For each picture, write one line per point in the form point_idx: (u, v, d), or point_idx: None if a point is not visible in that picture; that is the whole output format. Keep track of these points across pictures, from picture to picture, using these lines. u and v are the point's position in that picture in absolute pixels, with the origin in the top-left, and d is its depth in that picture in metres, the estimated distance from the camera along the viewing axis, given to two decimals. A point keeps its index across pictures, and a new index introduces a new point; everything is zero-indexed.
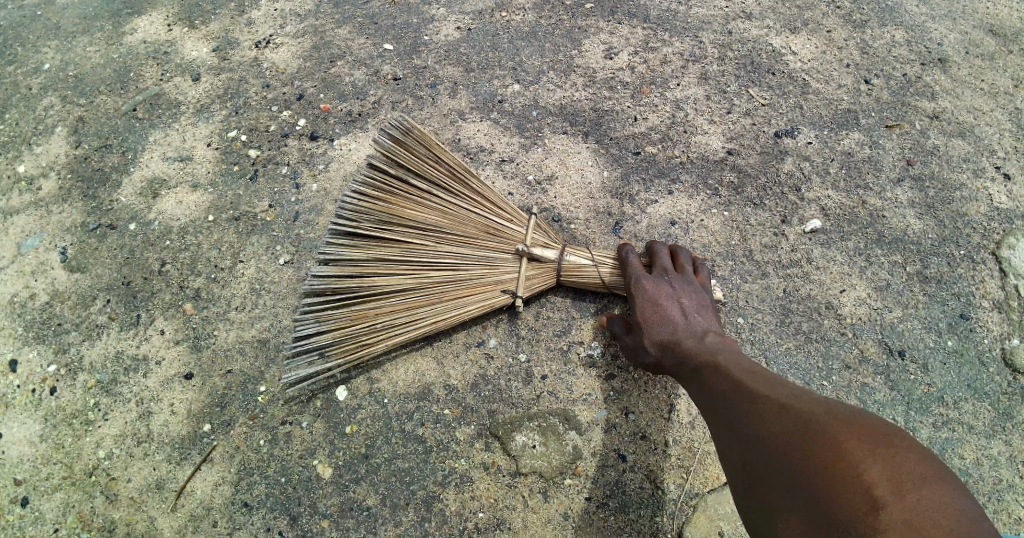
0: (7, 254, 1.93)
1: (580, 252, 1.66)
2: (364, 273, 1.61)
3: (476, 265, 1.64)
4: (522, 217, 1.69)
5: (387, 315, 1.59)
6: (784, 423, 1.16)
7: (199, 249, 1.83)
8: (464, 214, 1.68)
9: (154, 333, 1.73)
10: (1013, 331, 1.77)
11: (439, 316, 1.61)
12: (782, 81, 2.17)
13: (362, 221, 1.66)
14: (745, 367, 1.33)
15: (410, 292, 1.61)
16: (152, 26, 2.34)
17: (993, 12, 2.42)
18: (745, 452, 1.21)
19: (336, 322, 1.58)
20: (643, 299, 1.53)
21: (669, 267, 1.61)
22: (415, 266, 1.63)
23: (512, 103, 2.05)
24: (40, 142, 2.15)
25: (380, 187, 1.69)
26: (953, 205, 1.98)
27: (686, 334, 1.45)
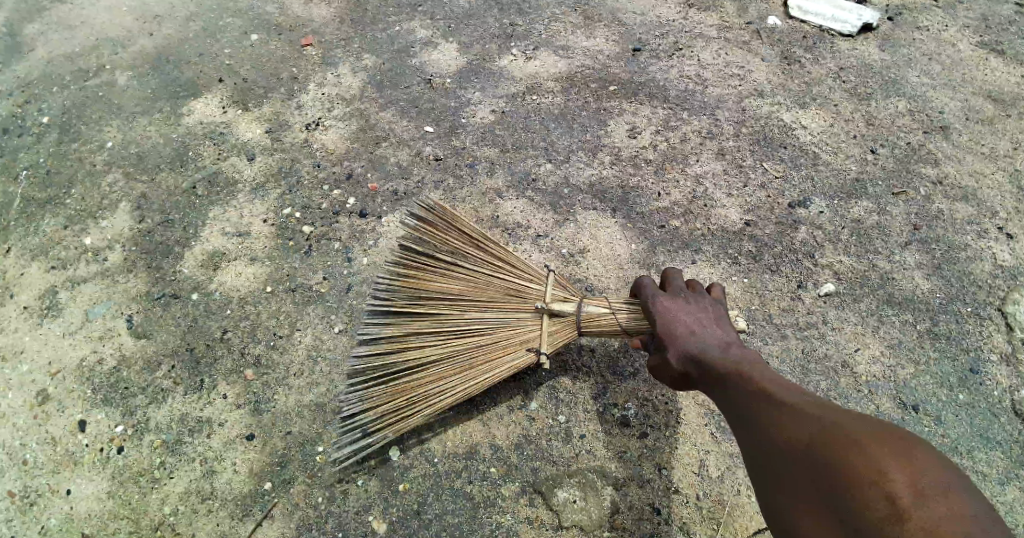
0: (76, 320, 2.09)
1: (597, 302, 1.73)
2: (402, 349, 1.72)
3: (506, 328, 1.74)
4: (541, 276, 1.81)
5: (428, 384, 1.69)
6: (803, 427, 1.20)
7: (259, 318, 1.99)
8: (489, 280, 1.80)
9: (217, 397, 1.87)
10: (1020, 382, 1.89)
11: (476, 379, 1.70)
12: (794, 154, 2.35)
13: (396, 298, 1.78)
14: (763, 375, 1.37)
15: (446, 359, 1.72)
16: (207, 108, 2.56)
17: (990, 78, 2.65)
18: (765, 455, 1.26)
19: (382, 399, 1.68)
20: (661, 318, 1.59)
21: (683, 286, 1.66)
22: (449, 335, 1.74)
23: (545, 182, 2.22)
24: (104, 215, 2.33)
25: (410, 266, 1.83)
26: (959, 264, 2.12)
27: (707, 349, 1.49)
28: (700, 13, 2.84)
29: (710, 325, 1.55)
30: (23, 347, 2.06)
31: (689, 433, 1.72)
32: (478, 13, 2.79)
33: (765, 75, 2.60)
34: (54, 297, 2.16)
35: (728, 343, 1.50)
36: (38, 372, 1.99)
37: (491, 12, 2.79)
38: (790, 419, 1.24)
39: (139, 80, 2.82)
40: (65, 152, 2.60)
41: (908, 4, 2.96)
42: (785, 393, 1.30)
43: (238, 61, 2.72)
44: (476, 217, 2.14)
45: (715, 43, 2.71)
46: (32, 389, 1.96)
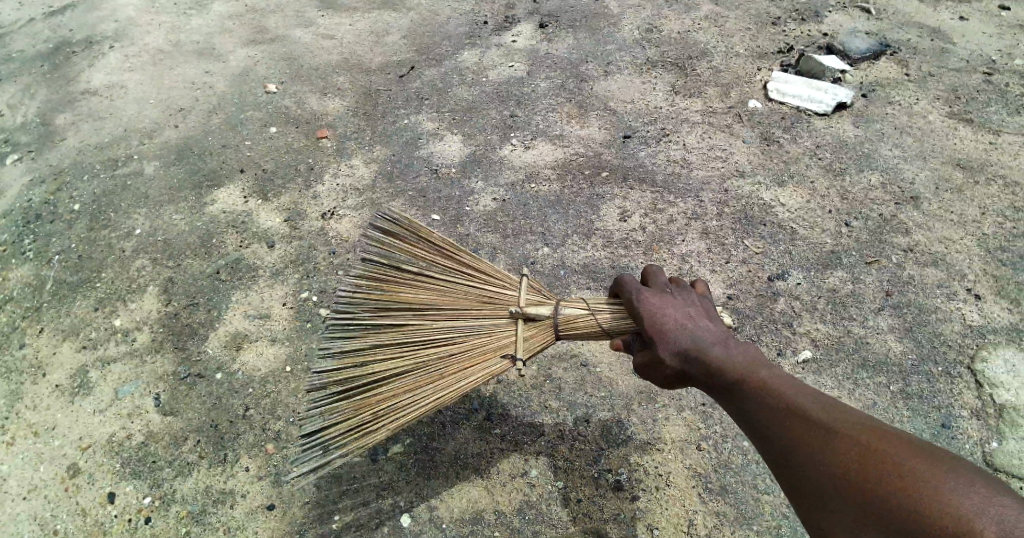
0: (107, 398, 2.25)
1: (574, 304, 1.74)
2: (364, 360, 1.74)
3: (477, 335, 1.77)
4: (514, 282, 1.84)
5: (392, 397, 1.71)
6: (822, 439, 1.24)
7: (278, 395, 2.16)
8: (459, 289, 1.85)
9: (240, 469, 2.01)
10: (991, 435, 2.03)
11: (444, 389, 1.72)
12: (773, 230, 2.56)
13: (357, 310, 1.80)
14: (769, 374, 1.38)
15: (412, 371, 1.74)
16: (229, 198, 2.84)
17: (960, 147, 2.89)
18: (779, 456, 1.30)
19: (342, 415, 1.70)
20: (646, 313, 1.57)
21: (666, 281, 1.65)
22: (414, 346, 1.76)
23: (544, 264, 2.42)
24: (133, 299, 2.52)
25: (374, 278, 1.87)
26: (930, 326, 2.29)
27: (698, 343, 1.47)
28: (685, 99, 3.11)
29: (699, 319, 1.54)
30: (55, 423, 2.21)
31: (679, 495, 1.86)
32: (480, 106, 3.11)
33: (745, 156, 2.84)
34: (85, 376, 2.32)
35: (719, 335, 1.48)
36: (70, 447, 2.14)
37: (492, 105, 3.11)
38: (807, 427, 1.27)
39: (165, 170, 3.06)
40: (95, 238, 2.80)
41: (878, 81, 3.24)
42: (795, 396, 1.32)
43: (258, 152, 3.04)
44: None
45: (699, 127, 2.97)
46: (63, 464, 2.11)
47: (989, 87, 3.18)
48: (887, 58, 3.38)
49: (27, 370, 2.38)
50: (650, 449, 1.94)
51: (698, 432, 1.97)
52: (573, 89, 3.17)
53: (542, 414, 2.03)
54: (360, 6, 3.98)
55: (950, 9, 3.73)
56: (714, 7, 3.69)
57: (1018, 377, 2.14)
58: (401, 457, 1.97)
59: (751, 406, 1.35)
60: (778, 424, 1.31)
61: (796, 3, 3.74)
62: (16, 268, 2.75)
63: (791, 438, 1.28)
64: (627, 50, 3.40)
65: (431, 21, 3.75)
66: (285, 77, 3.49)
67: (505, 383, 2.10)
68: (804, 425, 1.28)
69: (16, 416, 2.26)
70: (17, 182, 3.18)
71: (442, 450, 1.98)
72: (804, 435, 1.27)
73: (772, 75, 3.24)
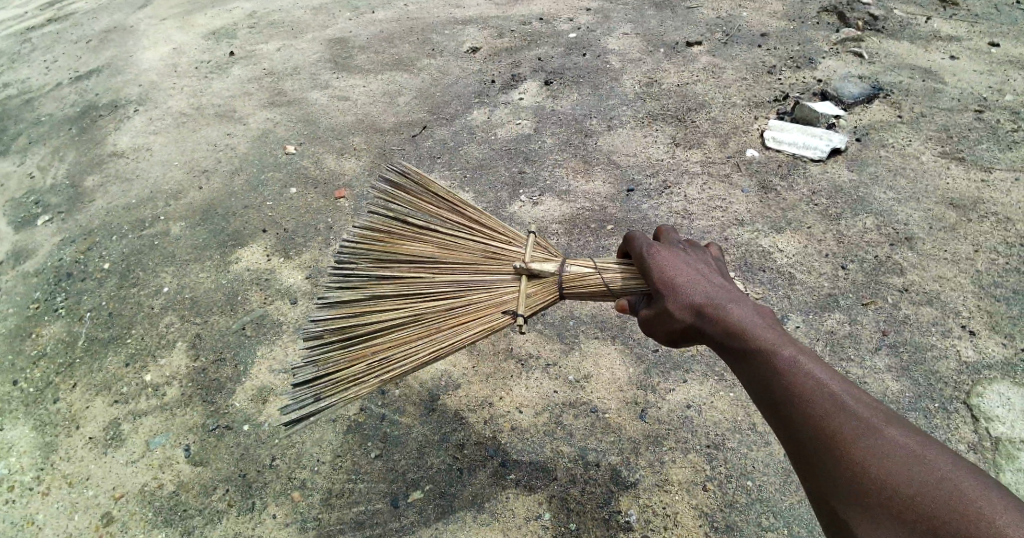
0: (138, 449, 2.37)
1: (580, 263, 1.75)
2: (364, 310, 1.81)
3: (476, 289, 1.81)
4: (521, 239, 1.88)
5: (387, 348, 1.77)
6: (838, 417, 1.23)
7: (303, 446, 2.26)
8: (462, 243, 1.91)
9: (267, 517, 2.11)
10: (989, 468, 2.10)
11: (441, 344, 1.77)
12: (771, 276, 2.68)
13: (361, 261, 1.88)
14: (787, 339, 1.35)
15: (409, 323, 1.80)
16: (253, 257, 3.03)
17: (952, 186, 3.03)
18: (782, 416, 1.29)
19: (337, 365, 1.76)
20: (658, 266, 1.53)
21: (678, 239, 1.63)
22: (413, 298, 1.82)
23: (553, 315, 2.54)
24: (163, 354, 2.66)
25: (380, 229, 1.94)
26: (926, 364, 2.38)
27: (713, 299, 1.43)
28: (685, 150, 3.28)
29: (712, 277, 1.51)
30: (89, 474, 2.33)
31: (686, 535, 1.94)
32: (489, 164, 3.29)
33: (744, 205, 2.98)
34: (117, 429, 2.45)
35: (736, 295, 1.44)
36: (104, 496, 2.25)
37: (501, 162, 3.29)
38: (823, 401, 1.25)
39: (191, 230, 3.24)
40: (124, 296, 2.95)
41: (872, 124, 3.40)
42: (815, 367, 1.29)
43: (280, 212, 3.25)
44: (494, 350, 2.45)
45: (699, 177, 3.12)
46: (97, 513, 2.22)
47: (980, 125, 3.34)
48: (879, 101, 3.55)
49: (62, 424, 2.51)
50: (658, 492, 2.03)
51: (704, 473, 2.06)
52: (579, 144, 3.35)
53: (555, 459, 2.13)
54: (375, 67, 4.23)
55: (941, 50, 3.93)
56: (711, 60, 3.89)
57: (1012, 411, 2.22)
58: (420, 503, 2.07)
59: (765, 367, 1.32)
60: (793, 390, 1.28)
61: (790, 51, 3.94)
62: (49, 325, 2.90)
63: (802, 404, 1.26)
64: (628, 105, 3.59)
65: (443, 80, 3.98)
66: (304, 139, 3.71)
67: (518, 430, 2.21)
68: (820, 396, 1.26)
69: (52, 467, 2.38)
70: (49, 242, 3.36)
71: (460, 495, 2.07)
72: (819, 407, 1.25)
73: (769, 123, 3.41)
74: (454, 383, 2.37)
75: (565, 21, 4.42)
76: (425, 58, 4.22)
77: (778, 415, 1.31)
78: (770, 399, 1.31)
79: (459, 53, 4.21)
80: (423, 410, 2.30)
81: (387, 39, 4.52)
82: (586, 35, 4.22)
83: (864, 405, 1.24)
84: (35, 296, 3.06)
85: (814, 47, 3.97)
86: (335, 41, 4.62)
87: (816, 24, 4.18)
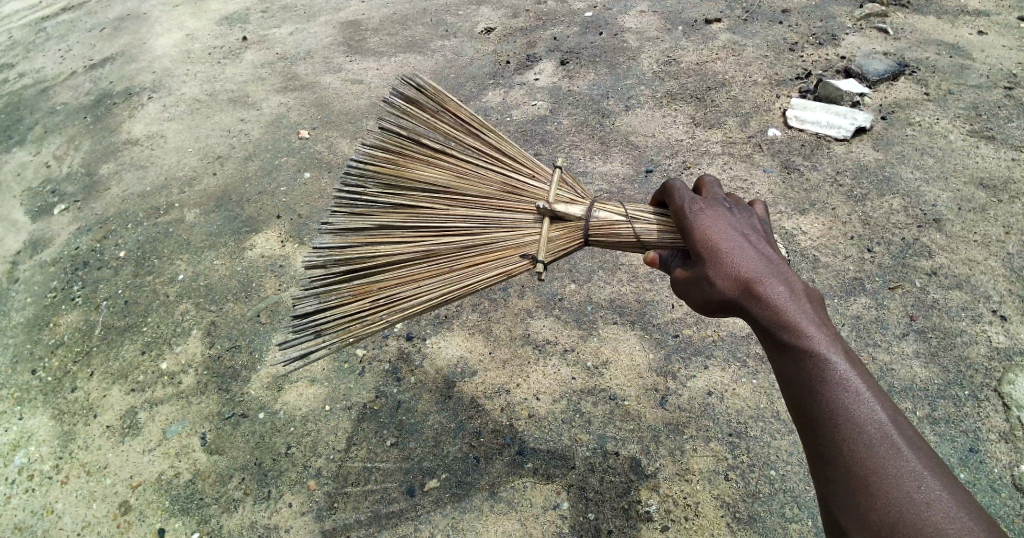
0: (155, 438, 2.37)
1: (609, 208, 1.63)
2: (371, 241, 1.70)
3: (493, 227, 1.69)
4: (544, 173, 1.75)
5: (394, 286, 1.66)
6: (875, 446, 1.16)
7: (319, 434, 2.25)
8: (480, 172, 1.78)
9: (283, 506, 2.10)
10: (1021, 458, 2.04)
11: (450, 285, 1.66)
12: (795, 259, 2.61)
13: (370, 185, 1.76)
14: (836, 342, 1.26)
15: (419, 260, 1.68)
16: (267, 244, 3.01)
17: (982, 165, 2.92)
18: (812, 420, 1.23)
19: (339, 299, 1.65)
20: (703, 228, 1.40)
21: (722, 193, 1.50)
22: (424, 231, 1.71)
23: (571, 300, 2.49)
24: (179, 342, 2.66)
25: (390, 150, 1.81)
26: (956, 350, 2.30)
27: (761, 275, 1.32)
28: (705, 131, 3.19)
29: (762, 249, 1.38)
30: (107, 463, 2.33)
31: (708, 525, 1.90)
32: None
33: (766, 186, 2.90)
34: (134, 417, 2.45)
35: (787, 275, 1.34)
36: (121, 485, 2.26)
37: (516, 145, 3.22)
38: (863, 422, 1.18)
39: (205, 217, 3.23)
40: (140, 284, 2.95)
41: (898, 102, 3.29)
42: (863, 382, 1.22)
43: (293, 198, 3.23)
44: (510, 336, 2.41)
45: (719, 158, 3.04)
46: (115, 501, 2.22)
47: (1011, 101, 3.22)
48: (906, 78, 3.43)
49: (79, 412, 2.52)
50: (679, 481, 1.99)
51: (725, 462, 2.01)
52: (595, 125, 3.28)
53: (573, 447, 2.09)
54: (387, 50, 4.17)
55: (969, 24, 3.79)
56: (732, 37, 3.78)
57: None
58: (437, 492, 2.05)
59: (807, 369, 1.25)
60: (833, 402, 1.21)
61: (813, 27, 3.82)
62: (66, 314, 2.91)
63: (839, 419, 1.20)
64: (645, 85, 3.50)
65: (456, 62, 3.91)
66: (317, 124, 3.67)
67: (536, 417, 2.17)
68: (861, 416, 1.19)
69: (71, 455, 2.39)
70: (65, 231, 3.36)
71: (477, 484, 2.05)
72: (858, 428, 1.18)
73: (791, 102, 3.31)
74: (470, 369, 2.34)
75: None
76: (437, 40, 4.16)
77: (807, 418, 1.24)
78: (805, 399, 1.25)
79: (472, 34, 4.13)
80: (439, 398, 2.27)
81: (399, 22, 4.45)
82: (602, 14, 4.12)
83: (908, 440, 1.17)
84: (52, 285, 3.07)
85: (837, 22, 3.85)
86: (347, 24, 4.56)
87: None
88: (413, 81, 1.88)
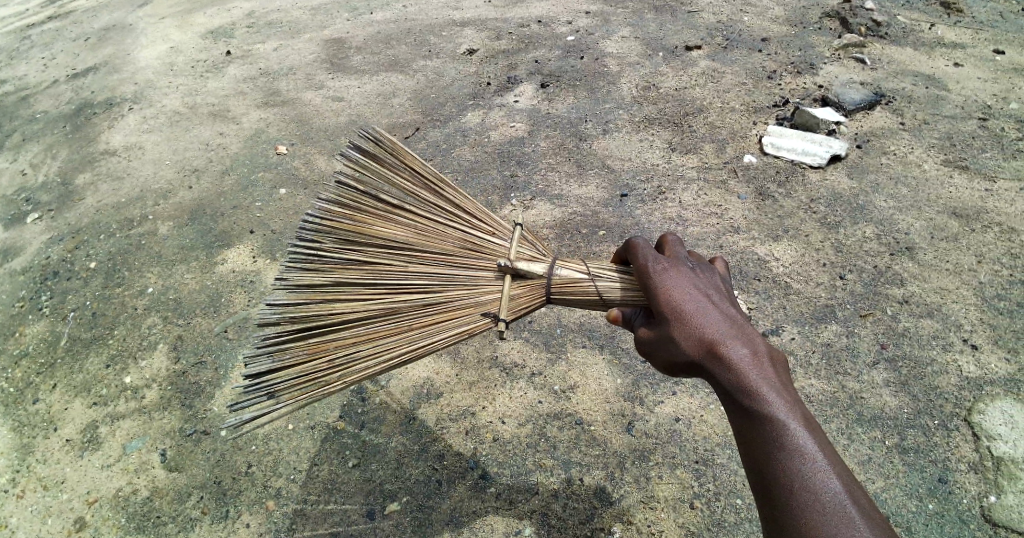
0: (114, 453, 2.31)
1: (572, 266, 1.62)
2: (326, 297, 1.65)
3: (454, 285, 1.68)
4: (505, 229, 1.75)
5: (352, 345, 1.63)
6: (830, 518, 1.14)
7: (280, 453, 2.20)
8: (440, 229, 1.77)
9: (241, 526, 2.04)
10: (990, 490, 2.03)
11: (409, 344, 1.63)
12: (767, 285, 2.61)
13: (325, 240, 1.72)
14: (797, 409, 1.23)
15: (379, 318, 1.66)
16: (239, 258, 2.98)
17: (955, 195, 2.95)
18: (767, 486, 1.21)
19: (295, 359, 1.62)
20: (666, 288, 1.37)
21: (685, 251, 1.48)
22: (383, 288, 1.68)
23: (540, 322, 2.47)
24: (144, 356, 2.61)
25: (347, 204, 1.77)
26: (926, 379, 2.30)
27: (724, 336, 1.29)
28: (681, 155, 3.21)
29: (725, 308, 1.36)
30: (64, 477, 2.27)
31: None
32: (480, 167, 3.23)
33: (740, 212, 2.91)
34: (94, 431, 2.39)
35: (750, 337, 1.30)
36: (77, 500, 2.20)
37: (493, 166, 3.22)
38: (818, 491, 1.16)
39: (179, 229, 3.19)
40: (109, 295, 2.90)
41: (873, 131, 3.32)
42: (821, 451, 1.19)
43: (268, 213, 3.20)
44: (478, 358, 2.38)
45: (695, 183, 3.05)
46: (71, 517, 2.16)
47: (985, 133, 3.26)
48: (881, 107, 3.47)
49: (39, 425, 2.45)
50: (644, 508, 1.96)
51: (691, 490, 1.99)
52: (573, 148, 3.29)
53: (537, 472, 2.06)
54: (370, 68, 4.17)
55: (945, 57, 3.85)
56: (711, 64, 3.82)
57: (1015, 429, 2.15)
58: (398, 515, 2.00)
59: (765, 435, 1.22)
60: (789, 466, 1.19)
61: (791, 56, 3.87)
62: (32, 324, 2.85)
63: (795, 487, 1.18)
64: (623, 109, 3.52)
65: (438, 82, 3.92)
66: (296, 140, 3.66)
67: (501, 440, 2.14)
68: (818, 484, 1.17)
69: (27, 469, 2.32)
70: (37, 239, 3.31)
71: (438, 508, 2.01)
72: (813, 498, 1.16)
73: (768, 128, 3.33)
74: (436, 391, 2.30)
75: (564, 23, 4.36)
76: (420, 60, 4.17)
77: (763, 483, 1.22)
78: (762, 466, 1.22)
79: (455, 55, 4.15)
80: (404, 419, 2.24)
81: (384, 40, 4.47)
82: (583, 38, 4.16)
83: (863, 513, 1.14)
84: (19, 295, 3.01)
85: (815, 52, 3.90)
86: (331, 42, 4.57)
87: (817, 29, 4.11)
88: (370, 135, 1.86)
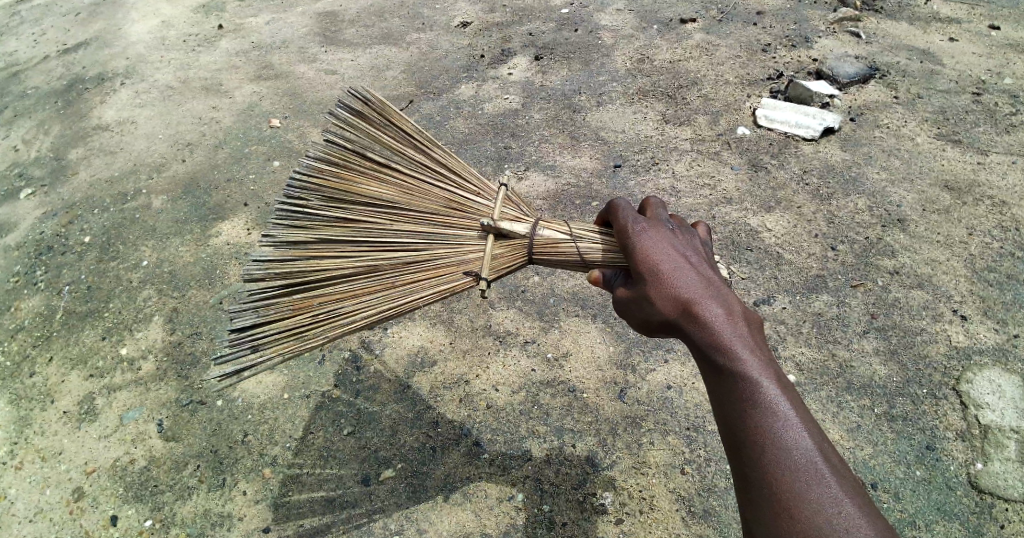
0: (111, 424, 2.33)
1: (554, 227, 1.62)
2: (312, 255, 1.67)
3: (437, 243, 1.69)
4: (490, 191, 1.76)
5: (336, 302, 1.65)
6: (801, 473, 1.17)
7: (276, 422, 2.22)
8: (425, 188, 1.77)
9: (237, 493, 2.07)
10: (976, 457, 2.07)
11: (391, 302, 1.66)
12: (759, 256, 2.62)
13: (311, 198, 1.71)
14: (770, 368, 1.25)
15: (362, 275, 1.67)
16: (233, 231, 2.98)
17: (948, 168, 2.96)
18: (738, 443, 1.23)
19: (279, 314, 1.63)
20: (645, 248, 1.38)
21: (666, 214, 1.49)
22: (367, 247, 1.69)
23: (533, 292, 2.49)
24: (139, 328, 2.61)
25: (336, 162, 1.76)
26: (915, 348, 2.32)
27: (700, 295, 1.31)
28: (675, 127, 3.20)
29: (702, 269, 1.37)
30: (62, 448, 2.29)
31: (662, 517, 1.90)
32: (474, 139, 3.22)
33: (734, 183, 2.92)
34: (91, 403, 2.40)
35: (726, 296, 1.32)
36: (75, 471, 2.22)
37: (486, 138, 3.21)
38: (789, 447, 1.19)
39: (172, 204, 3.18)
40: (103, 269, 2.90)
41: (867, 104, 3.32)
42: (792, 408, 1.21)
43: (261, 186, 3.20)
44: (471, 327, 2.40)
45: (688, 155, 3.05)
46: (69, 487, 2.18)
47: (978, 107, 3.27)
48: (875, 81, 3.46)
49: (36, 398, 2.47)
50: (635, 473, 1.99)
51: (682, 456, 2.02)
52: (567, 120, 3.28)
53: (530, 439, 2.09)
54: (363, 41, 4.14)
55: (941, 31, 3.83)
56: (705, 37, 3.80)
57: (1002, 398, 2.18)
58: (392, 482, 2.03)
59: (738, 392, 1.24)
60: (761, 423, 1.21)
61: (786, 29, 3.85)
62: (28, 298, 2.85)
63: (766, 444, 1.20)
64: (618, 81, 3.51)
65: (431, 55, 3.89)
66: (289, 113, 3.64)
67: (494, 408, 2.17)
68: (789, 441, 1.19)
69: (26, 441, 2.34)
70: (31, 215, 3.29)
71: (433, 474, 2.03)
72: (784, 453, 1.19)
73: (762, 101, 3.33)
74: (429, 360, 2.32)
75: None
76: (413, 33, 4.13)
77: (735, 440, 1.24)
78: (734, 423, 1.24)
79: (448, 28, 4.12)
80: (398, 388, 2.26)
81: (377, 14, 4.42)
82: (578, 11, 4.12)
83: (832, 468, 1.18)
84: (14, 270, 3.01)
85: (810, 25, 3.88)
86: (324, 15, 4.52)
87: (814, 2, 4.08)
88: (359, 95, 1.84)
